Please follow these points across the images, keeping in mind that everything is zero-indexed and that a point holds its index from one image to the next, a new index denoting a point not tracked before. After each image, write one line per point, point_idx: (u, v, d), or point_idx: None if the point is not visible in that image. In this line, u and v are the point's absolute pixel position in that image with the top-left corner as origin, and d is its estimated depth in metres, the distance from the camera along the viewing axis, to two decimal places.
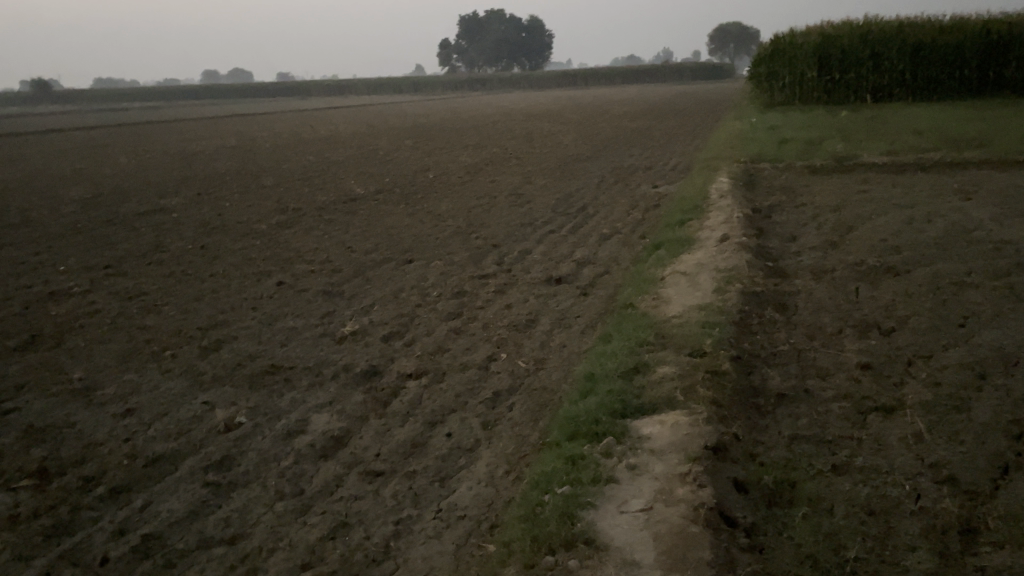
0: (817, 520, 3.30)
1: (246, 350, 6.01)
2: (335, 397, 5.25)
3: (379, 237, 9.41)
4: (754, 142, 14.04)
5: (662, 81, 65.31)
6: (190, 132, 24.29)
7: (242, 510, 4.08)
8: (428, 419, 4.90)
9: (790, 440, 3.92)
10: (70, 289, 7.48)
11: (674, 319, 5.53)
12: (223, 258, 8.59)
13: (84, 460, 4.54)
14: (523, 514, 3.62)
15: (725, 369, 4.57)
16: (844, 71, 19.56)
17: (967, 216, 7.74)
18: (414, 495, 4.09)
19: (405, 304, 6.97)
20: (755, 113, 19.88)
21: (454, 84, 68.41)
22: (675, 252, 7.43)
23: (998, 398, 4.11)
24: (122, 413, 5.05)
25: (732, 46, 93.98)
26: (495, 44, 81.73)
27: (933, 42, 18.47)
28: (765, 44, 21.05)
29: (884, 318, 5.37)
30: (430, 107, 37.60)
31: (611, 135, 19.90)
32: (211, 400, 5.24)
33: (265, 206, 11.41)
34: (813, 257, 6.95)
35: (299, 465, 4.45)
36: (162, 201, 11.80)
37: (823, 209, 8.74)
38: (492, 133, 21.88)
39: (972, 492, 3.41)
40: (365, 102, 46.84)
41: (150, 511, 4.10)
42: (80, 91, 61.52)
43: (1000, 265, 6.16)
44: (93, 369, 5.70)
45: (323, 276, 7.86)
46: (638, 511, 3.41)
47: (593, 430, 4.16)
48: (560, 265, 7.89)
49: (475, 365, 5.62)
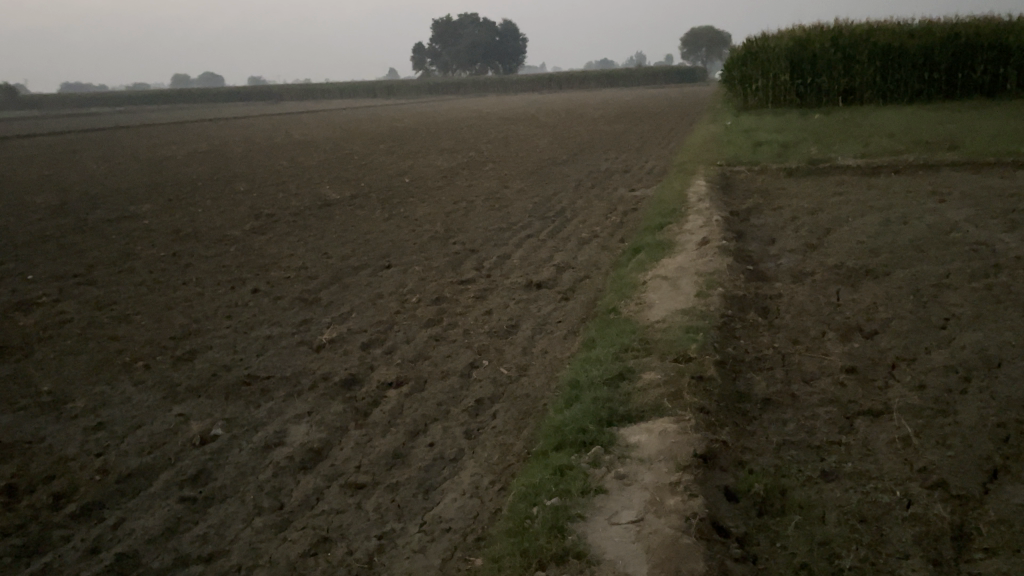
0: (810, 528, 3.27)
1: (222, 360, 5.86)
2: (315, 407, 5.13)
3: (356, 242, 9.30)
4: (730, 145, 14.12)
5: (637, 85, 65.78)
6: (159, 137, 23.88)
7: (219, 526, 3.94)
8: (410, 429, 4.80)
9: (778, 446, 3.90)
10: (37, 299, 7.26)
11: (658, 323, 5.50)
12: (196, 265, 8.40)
13: (53, 476, 4.36)
14: (512, 527, 3.54)
15: (711, 375, 4.54)
16: (816, 74, 19.79)
17: (942, 218, 7.83)
18: (398, 508, 3.99)
19: (384, 310, 6.86)
20: (730, 116, 20.02)
21: (429, 87, 68.16)
22: (655, 256, 7.42)
23: (982, 401, 4.13)
24: (93, 427, 4.88)
25: (703, 50, 95.02)
26: (469, 48, 81.67)
27: (902, 46, 18.78)
28: (738, 48, 21.25)
29: (866, 322, 5.38)
30: (403, 111, 37.30)
31: (586, 138, 19.94)
32: (186, 412, 5.09)
33: (239, 211, 11.21)
34: (791, 260, 6.98)
35: (278, 479, 4.32)
36: (133, 207, 11.55)
37: (800, 211, 8.80)
38: (467, 137, 21.81)
39: (962, 497, 3.41)
40: (334, 107, 46.37)
41: (123, 529, 3.95)
42: (50, 94, 60.29)
43: (977, 267, 6.23)
44: (62, 382, 5.50)
45: (299, 283, 7.71)
46: (629, 523, 3.35)
47: (580, 438, 4.09)
48: (539, 270, 7.83)
49: (456, 373, 5.53)
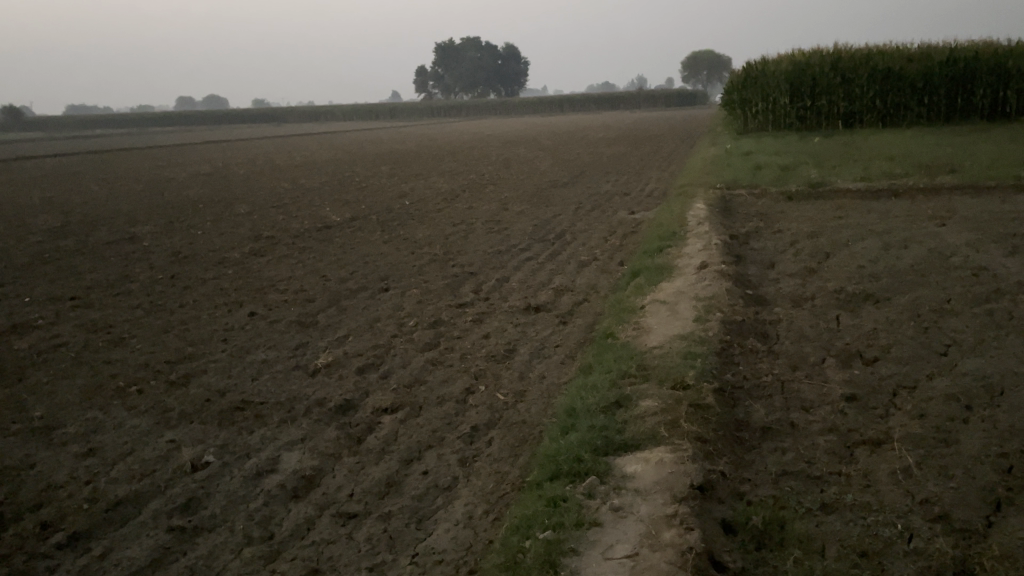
0: (810, 563, 3.19)
1: (216, 385, 5.80)
2: (308, 434, 5.06)
3: (355, 265, 9.28)
4: (729, 168, 14.15)
5: (637, 108, 66.29)
6: (162, 158, 23.99)
7: (207, 557, 3.86)
8: (404, 456, 4.73)
9: (777, 477, 3.82)
10: (33, 322, 7.22)
11: (656, 349, 5.43)
12: (194, 287, 8.37)
13: (42, 505, 4.29)
14: (504, 560, 3.45)
15: (709, 403, 4.46)
16: (816, 97, 19.93)
17: (943, 242, 7.80)
18: (389, 539, 3.91)
19: (381, 334, 6.81)
20: (730, 139, 20.15)
21: (431, 111, 68.67)
22: (653, 279, 7.37)
23: (985, 430, 4.06)
24: (83, 453, 4.80)
25: (704, 72, 95.90)
26: (471, 70, 82.33)
27: (901, 69, 18.88)
28: (738, 71, 21.38)
29: (866, 348, 5.32)
30: (404, 133, 37.39)
31: (587, 161, 19.99)
32: (178, 438, 5.02)
33: (238, 234, 11.21)
34: (791, 283, 6.94)
35: (269, 508, 4.25)
36: (133, 229, 11.58)
37: (800, 235, 8.77)
38: (469, 159, 21.90)
39: (965, 530, 3.33)
40: (334, 129, 46.58)
41: (110, 559, 3.86)
42: (57, 116, 60.84)
43: (978, 292, 6.18)
44: (54, 407, 5.44)
45: (295, 306, 7.68)
46: (624, 557, 3.27)
47: (575, 468, 4.02)
48: (538, 293, 7.80)
49: (453, 398, 5.46)
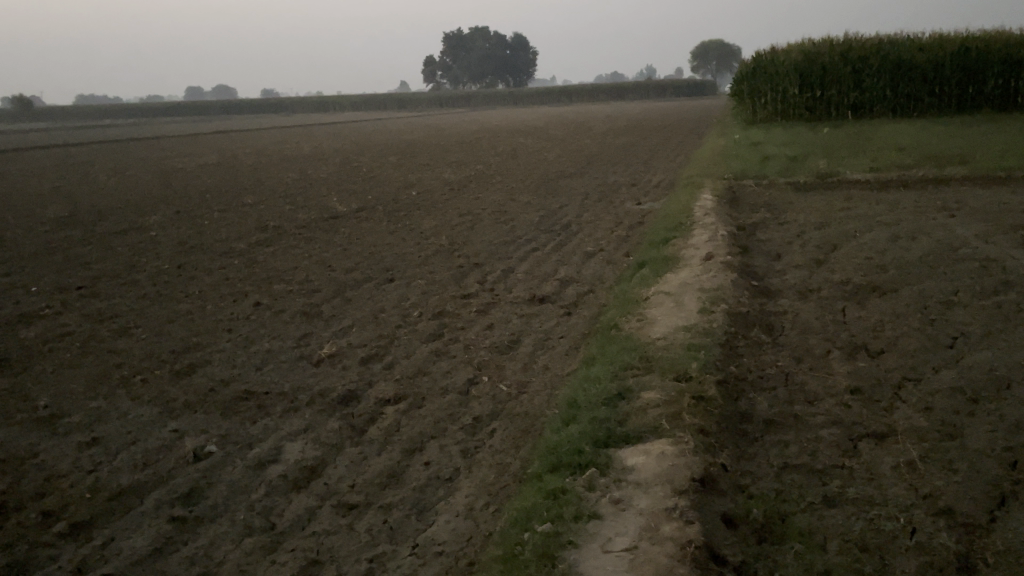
0: (810, 557, 3.17)
1: (220, 375, 5.81)
2: (311, 424, 5.06)
3: (361, 255, 9.26)
4: (737, 158, 14.03)
5: (647, 98, 65.86)
6: (171, 149, 24.04)
7: (208, 546, 3.87)
8: (406, 447, 4.72)
9: (779, 470, 3.80)
10: (40, 311, 7.25)
11: (659, 341, 5.39)
12: (200, 277, 8.38)
13: (45, 493, 4.31)
14: (503, 553, 3.44)
15: (712, 396, 4.42)
16: (825, 87, 19.69)
17: (953, 233, 7.71)
18: (390, 530, 3.90)
19: (385, 325, 6.80)
20: (739, 129, 19.96)
21: (438, 100, 68.23)
22: (658, 270, 7.33)
23: (992, 424, 4.01)
24: (87, 443, 4.82)
25: (714, 63, 95.19)
26: (479, 61, 81.95)
27: (913, 58, 18.66)
28: (747, 62, 21.16)
29: (872, 340, 5.27)
30: (413, 123, 37.28)
31: (595, 152, 19.86)
32: (181, 428, 5.03)
33: (244, 224, 11.22)
34: (798, 275, 6.88)
35: (271, 498, 4.25)
36: (140, 219, 11.61)
37: (807, 226, 8.70)
38: (477, 149, 21.82)
39: (968, 524, 3.29)
40: (342, 120, 46.43)
41: (111, 549, 3.88)
42: (67, 106, 61.03)
43: (987, 284, 6.10)
44: (58, 396, 5.46)
45: (301, 296, 7.68)
46: (623, 550, 3.25)
47: (576, 461, 4.00)
48: (543, 284, 7.77)
49: (455, 390, 5.45)
